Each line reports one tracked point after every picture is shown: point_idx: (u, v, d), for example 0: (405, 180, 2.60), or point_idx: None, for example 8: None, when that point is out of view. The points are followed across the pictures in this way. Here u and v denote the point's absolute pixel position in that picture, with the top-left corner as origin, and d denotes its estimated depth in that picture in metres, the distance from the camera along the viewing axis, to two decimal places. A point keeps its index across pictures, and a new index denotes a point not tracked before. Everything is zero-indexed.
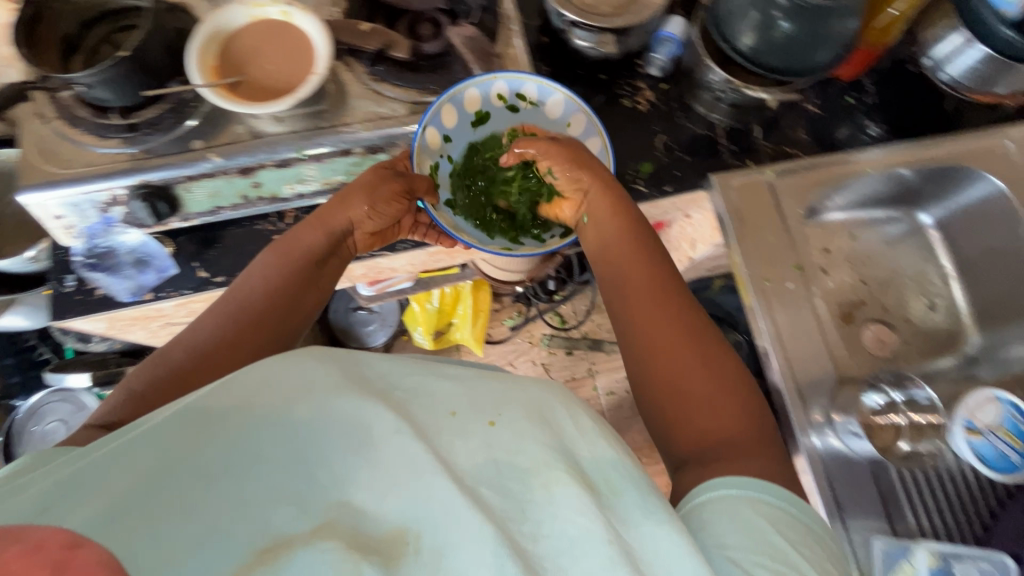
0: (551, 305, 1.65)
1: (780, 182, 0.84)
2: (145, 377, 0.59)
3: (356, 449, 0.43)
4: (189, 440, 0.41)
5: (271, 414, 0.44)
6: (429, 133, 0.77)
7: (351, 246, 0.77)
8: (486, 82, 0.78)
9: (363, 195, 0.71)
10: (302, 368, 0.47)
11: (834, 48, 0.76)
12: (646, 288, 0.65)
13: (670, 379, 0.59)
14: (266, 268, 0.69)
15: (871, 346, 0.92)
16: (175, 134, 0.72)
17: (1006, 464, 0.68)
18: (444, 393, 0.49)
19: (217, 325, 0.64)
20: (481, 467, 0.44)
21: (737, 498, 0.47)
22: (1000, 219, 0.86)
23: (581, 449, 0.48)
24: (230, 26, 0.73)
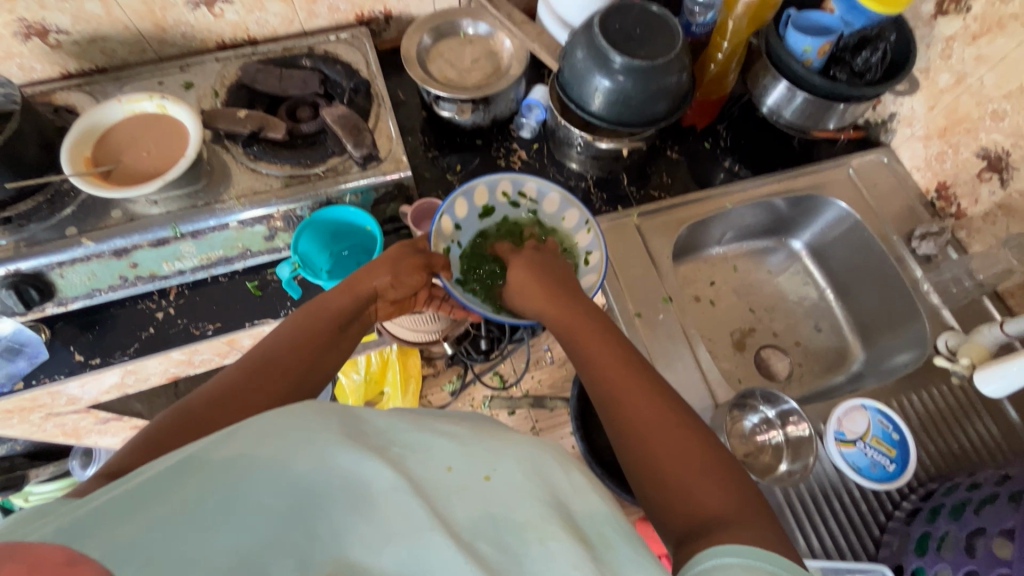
0: (486, 365, 1.62)
1: (647, 223, 0.90)
2: (161, 425, 0.51)
3: (355, 502, 0.37)
4: (193, 486, 0.35)
5: (273, 464, 0.37)
6: (444, 220, 0.81)
7: (374, 313, 0.75)
8: (494, 178, 0.85)
9: (387, 268, 0.73)
10: (306, 418, 0.41)
11: (672, 98, 0.83)
12: (611, 356, 0.60)
13: (647, 453, 0.51)
14: (291, 330, 0.66)
15: (765, 371, 0.95)
16: (51, 222, 0.75)
17: (882, 473, 0.69)
18: (442, 445, 0.43)
19: (240, 378, 0.58)
20: (476, 521, 0.38)
21: (741, 566, 0.39)
22: (857, 238, 0.92)
23: (575, 506, 0.43)
24: (109, 120, 0.78)
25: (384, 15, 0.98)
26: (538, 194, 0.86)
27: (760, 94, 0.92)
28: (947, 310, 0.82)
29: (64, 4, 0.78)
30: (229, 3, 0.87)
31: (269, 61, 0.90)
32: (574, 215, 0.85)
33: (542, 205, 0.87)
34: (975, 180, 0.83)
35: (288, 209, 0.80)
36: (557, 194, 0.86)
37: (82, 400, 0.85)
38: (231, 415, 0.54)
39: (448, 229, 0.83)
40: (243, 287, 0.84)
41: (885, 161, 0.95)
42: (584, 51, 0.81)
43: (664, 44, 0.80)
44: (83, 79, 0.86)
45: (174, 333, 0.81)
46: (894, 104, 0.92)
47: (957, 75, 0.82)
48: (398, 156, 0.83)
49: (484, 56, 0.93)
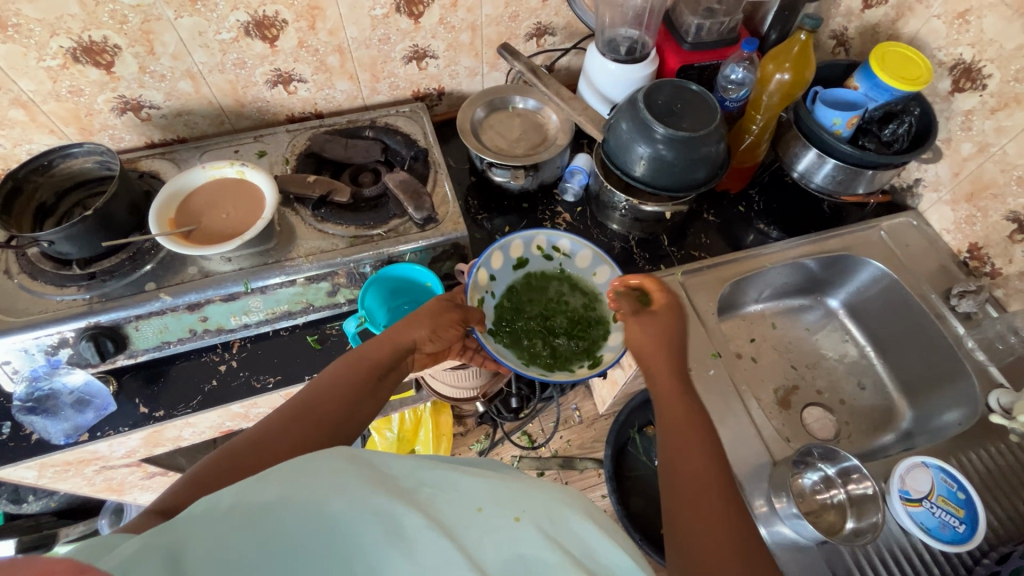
0: (517, 424, 1.60)
1: (690, 281, 0.93)
2: (207, 468, 0.55)
3: (392, 538, 0.40)
4: (237, 535, 0.38)
5: (309, 506, 0.40)
6: (481, 273, 0.84)
7: (410, 363, 0.77)
8: (529, 235, 0.89)
9: (427, 323, 0.74)
10: (331, 462, 0.44)
11: (710, 166, 0.89)
12: (683, 416, 0.64)
13: (684, 512, 0.56)
14: (335, 376, 0.68)
15: (812, 429, 0.95)
16: (131, 278, 0.79)
17: (952, 534, 0.68)
18: (471, 487, 0.47)
19: (283, 422, 0.61)
20: (508, 564, 0.42)
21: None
22: (894, 296, 0.95)
23: (600, 554, 0.47)
24: (192, 184, 0.84)
25: (437, 92, 1.07)
26: (570, 249, 0.91)
27: (791, 160, 0.98)
28: (995, 367, 0.83)
29: (160, 83, 0.87)
30: (303, 82, 0.96)
31: (334, 132, 0.98)
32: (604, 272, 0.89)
33: (574, 260, 0.92)
34: (1007, 242, 0.87)
35: (352, 266, 0.84)
36: (589, 251, 0.90)
37: (136, 453, 0.85)
38: (272, 457, 0.58)
39: (483, 279, 0.86)
40: (302, 341, 0.87)
41: (914, 224, 0.99)
42: (629, 123, 0.88)
43: (703, 117, 0.86)
44: (165, 148, 0.94)
45: (235, 386, 0.83)
46: (919, 171, 0.98)
47: (978, 144, 0.87)
48: (455, 217, 0.88)
49: (531, 127, 1.01)
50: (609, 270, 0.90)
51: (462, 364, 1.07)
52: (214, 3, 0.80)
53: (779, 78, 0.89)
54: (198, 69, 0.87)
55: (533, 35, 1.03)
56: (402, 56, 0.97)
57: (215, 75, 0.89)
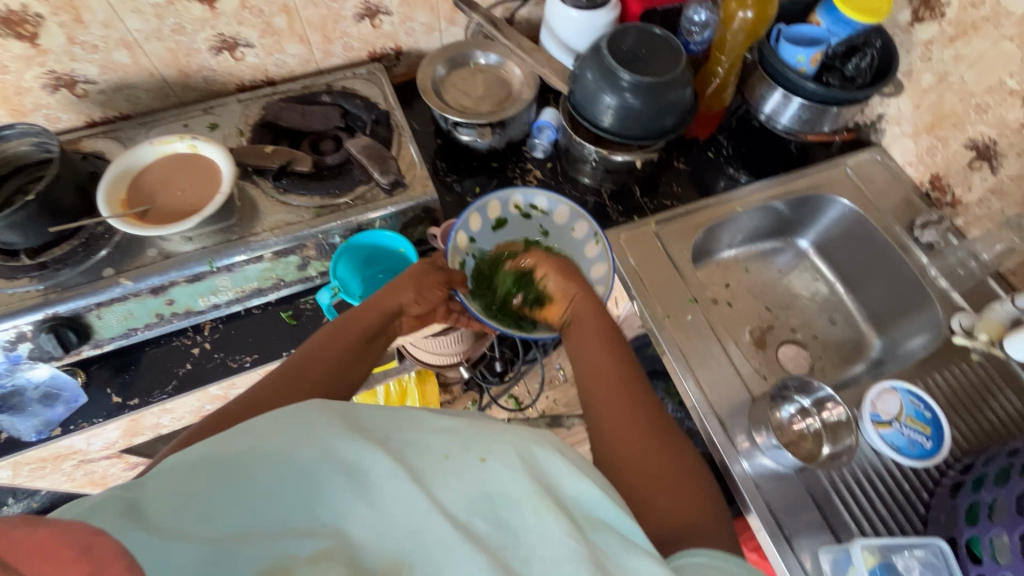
0: (502, 387, 1.57)
1: (664, 230, 0.93)
2: (196, 431, 0.54)
3: (354, 485, 0.40)
4: (200, 480, 0.39)
5: (277, 455, 0.40)
6: (459, 235, 0.84)
7: (399, 328, 0.76)
8: (505, 195, 0.89)
9: (411, 284, 0.74)
10: (306, 415, 0.44)
11: (678, 112, 0.88)
12: (606, 362, 0.65)
13: (621, 460, 0.55)
14: (325, 340, 0.67)
15: (788, 366, 0.98)
16: (87, 265, 0.75)
17: (921, 451, 0.72)
18: (438, 436, 0.46)
19: (276, 381, 0.61)
20: (474, 501, 0.41)
21: (709, 564, 0.43)
22: (860, 231, 0.97)
23: (566, 485, 0.45)
24: (141, 162, 0.80)
25: (394, 52, 1.03)
26: (547, 207, 0.90)
27: (757, 103, 0.98)
28: (956, 292, 0.86)
29: (93, 55, 0.81)
30: (251, 47, 0.91)
31: (289, 99, 0.93)
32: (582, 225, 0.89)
33: (551, 216, 0.91)
34: (966, 170, 0.89)
35: (321, 237, 0.82)
36: (564, 206, 0.90)
37: (116, 444, 0.84)
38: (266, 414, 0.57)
39: (463, 242, 0.86)
40: (277, 318, 0.85)
41: (879, 159, 1.00)
42: (594, 72, 0.86)
43: (668, 61, 0.85)
44: (108, 126, 0.88)
45: (211, 368, 0.81)
46: (882, 106, 0.98)
47: (938, 74, 0.88)
48: (424, 180, 0.86)
49: (495, 82, 0.98)
50: (586, 224, 0.88)
51: (443, 330, 1.06)
52: None
53: (744, 16, 0.86)
54: (133, 38, 0.81)
55: None
56: (354, 14, 0.93)
57: (153, 43, 0.83)
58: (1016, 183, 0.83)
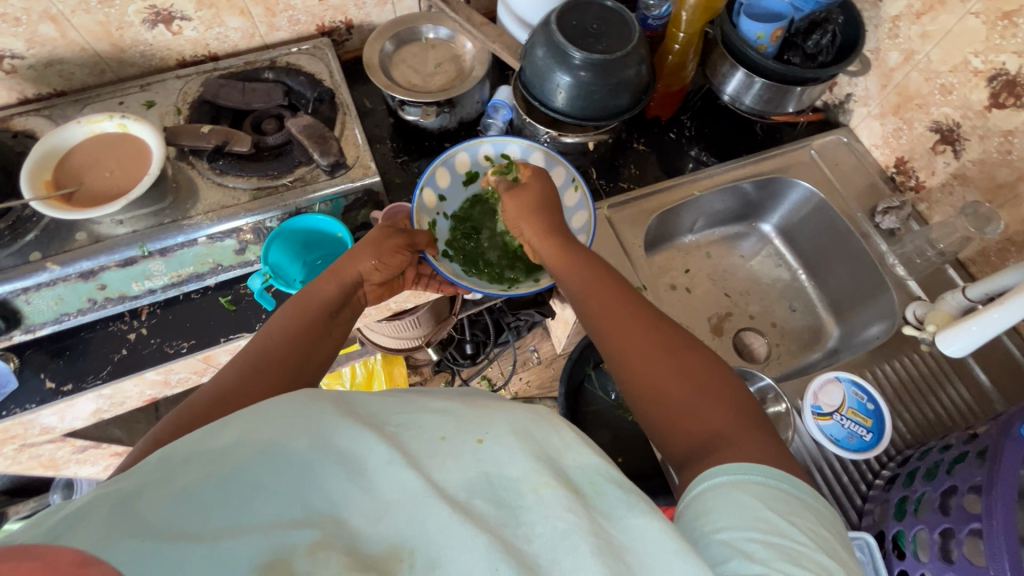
0: (474, 369, 1.61)
1: (617, 214, 0.91)
2: (166, 429, 0.51)
3: (351, 472, 0.38)
4: (194, 476, 0.37)
5: (270, 446, 0.38)
6: (426, 193, 0.82)
7: (363, 298, 0.74)
8: (473, 147, 0.86)
9: (369, 251, 0.71)
10: (298, 403, 0.42)
11: (633, 92, 0.85)
12: (612, 301, 0.61)
13: (658, 394, 0.52)
14: (284, 318, 0.66)
15: (745, 353, 0.97)
16: (13, 248, 0.74)
17: (860, 443, 0.71)
18: (433, 416, 0.44)
19: (239, 371, 0.58)
20: (472, 481, 0.39)
21: (730, 483, 0.42)
22: (823, 216, 0.94)
23: (565, 458, 0.43)
24: (68, 142, 0.77)
25: (345, 25, 0.99)
26: (520, 154, 0.87)
27: (720, 82, 0.94)
28: (913, 281, 0.84)
29: (17, 28, 0.78)
30: (188, 20, 0.87)
31: (231, 76, 0.90)
32: (558, 172, 0.86)
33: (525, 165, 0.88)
34: (930, 153, 0.85)
35: (256, 222, 0.80)
36: (538, 153, 0.86)
37: (58, 429, 0.83)
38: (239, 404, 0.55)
39: (431, 201, 0.84)
40: (216, 304, 0.82)
41: (845, 141, 0.97)
42: (544, 49, 0.82)
43: (621, 37, 0.81)
44: (42, 103, 0.85)
45: (147, 353, 0.79)
46: (850, 85, 0.94)
47: (904, 53, 0.84)
48: (367, 162, 0.83)
49: (447, 59, 0.94)
50: (563, 168, 0.86)
51: (397, 314, 1.05)
52: None
53: None
54: (58, 10, 0.77)
55: None
56: None
57: (81, 15, 0.80)
58: (977, 167, 0.80)
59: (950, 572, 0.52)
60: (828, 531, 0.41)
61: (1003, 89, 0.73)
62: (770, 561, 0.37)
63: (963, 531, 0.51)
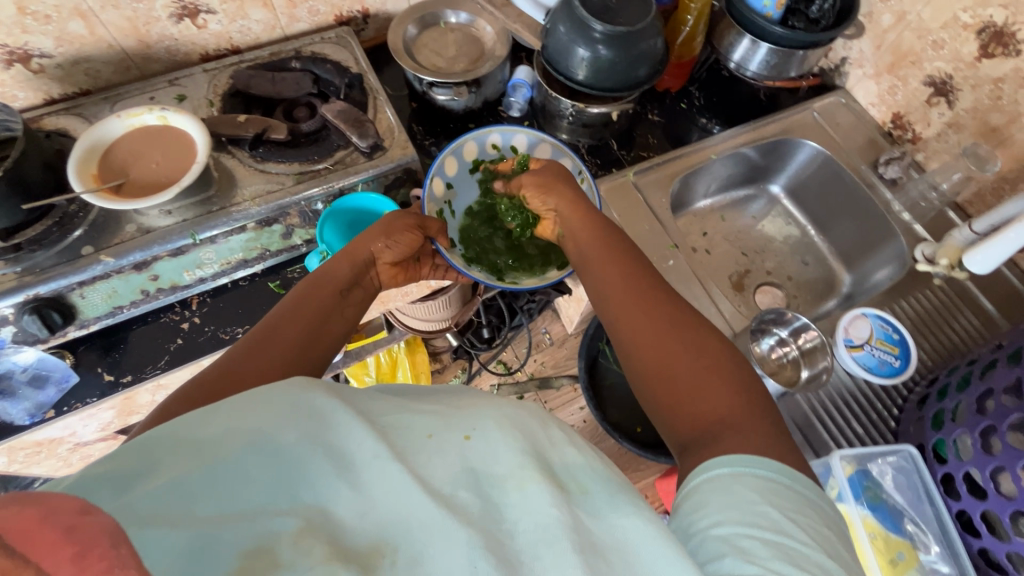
0: (491, 353, 1.63)
1: (642, 179, 0.95)
2: (172, 400, 0.49)
3: (340, 469, 0.37)
4: (178, 465, 0.34)
5: (258, 437, 0.36)
6: (436, 183, 0.84)
7: (375, 278, 0.76)
8: (482, 136, 0.89)
9: (380, 232, 0.74)
10: (289, 391, 0.40)
11: (650, 63, 0.89)
12: (625, 280, 0.65)
13: (666, 379, 0.56)
14: (298, 298, 0.66)
15: (765, 307, 1.03)
16: (63, 245, 0.74)
17: (890, 369, 0.76)
18: (419, 417, 0.43)
19: (245, 347, 0.58)
20: (456, 477, 0.39)
21: (732, 474, 0.44)
22: (828, 172, 1.01)
23: (553, 458, 0.44)
24: (109, 136, 0.77)
25: (362, 15, 1.01)
26: (526, 146, 0.91)
27: (727, 50, 1.01)
28: (918, 224, 0.91)
29: (46, 26, 0.78)
30: (213, 13, 0.88)
31: (257, 66, 0.91)
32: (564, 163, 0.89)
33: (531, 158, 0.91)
34: (925, 106, 0.93)
35: (303, 205, 0.81)
36: (545, 145, 0.90)
37: (112, 424, 0.84)
38: (246, 377, 0.54)
39: (440, 190, 0.87)
40: (265, 288, 0.86)
41: (844, 102, 1.04)
42: (567, 25, 0.86)
43: (639, 11, 0.85)
44: (69, 102, 0.85)
45: (203, 341, 0.81)
46: (845, 49, 1.01)
47: (897, 14, 0.91)
48: (403, 142, 0.86)
49: (467, 41, 0.97)
50: (570, 160, 0.89)
51: (432, 295, 1.08)
52: None
53: None
54: (88, 6, 0.78)
55: None
56: None
57: (110, 11, 0.80)
58: (971, 115, 0.87)
59: (993, 462, 0.57)
60: (827, 532, 0.42)
61: (992, 40, 0.80)
62: (766, 558, 0.38)
63: (1005, 425, 0.56)
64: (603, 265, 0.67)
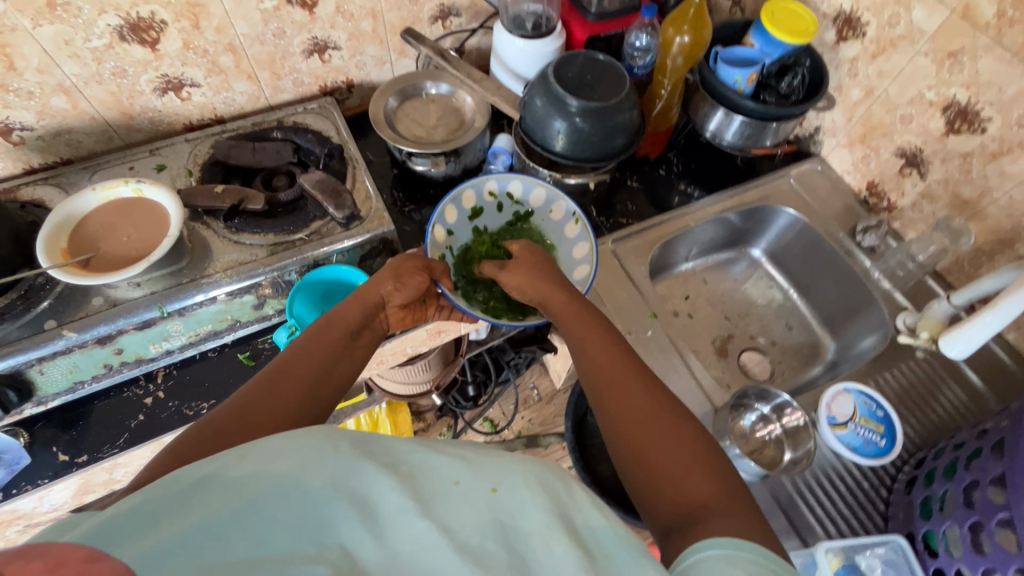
0: (477, 411, 1.59)
1: (621, 247, 0.95)
2: (184, 443, 0.48)
3: (364, 517, 0.36)
4: (210, 504, 0.34)
5: (286, 482, 0.36)
6: (437, 230, 0.83)
7: (384, 320, 0.74)
8: (479, 184, 0.88)
9: (388, 274, 0.72)
10: (318, 437, 0.40)
11: (627, 134, 0.90)
12: (609, 352, 0.63)
13: (646, 458, 0.52)
14: (303, 341, 0.64)
15: (750, 373, 1.01)
16: (27, 317, 0.72)
17: (876, 449, 0.74)
18: (448, 460, 0.42)
19: (258, 386, 0.56)
20: (483, 530, 0.37)
21: (724, 557, 0.40)
22: (808, 238, 1.01)
23: (580, 516, 0.41)
24: (82, 210, 0.77)
25: (346, 85, 1.04)
26: (522, 192, 0.90)
27: (702, 120, 1.02)
28: (898, 293, 0.91)
29: (29, 102, 0.79)
30: (197, 86, 0.90)
31: (240, 136, 0.92)
32: (560, 206, 0.88)
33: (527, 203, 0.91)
34: (898, 176, 0.94)
35: (277, 275, 0.81)
36: (540, 189, 0.89)
37: (64, 504, 0.80)
38: (260, 423, 0.52)
39: (441, 236, 0.85)
40: (234, 359, 0.84)
41: (819, 169, 1.06)
42: (544, 99, 0.87)
43: (614, 86, 0.88)
44: (48, 172, 0.86)
45: (165, 417, 0.78)
46: (818, 119, 1.04)
47: (865, 89, 0.93)
48: (380, 212, 0.86)
49: (447, 112, 0.99)
50: (564, 203, 0.89)
51: (411, 360, 1.06)
52: (78, 8, 0.73)
53: (682, 40, 0.92)
54: (71, 81, 0.79)
55: (438, 17, 1.01)
56: (302, 50, 0.93)
57: (93, 87, 0.82)
58: (942, 186, 0.88)
59: (985, 563, 0.54)
60: None
61: (958, 117, 0.82)
62: None
63: (993, 523, 0.54)
64: (583, 335, 0.66)
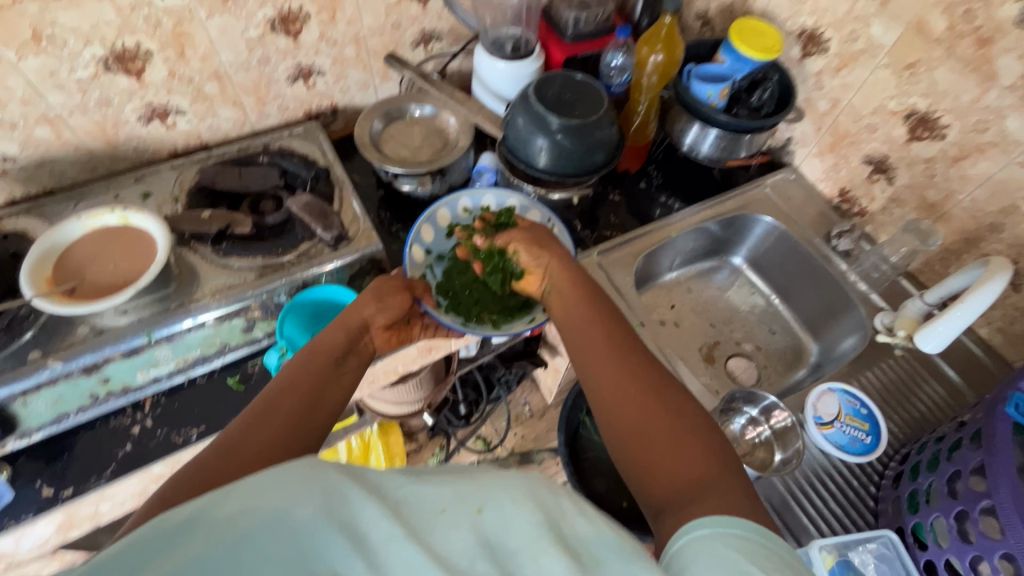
0: (469, 429, 1.58)
1: (605, 259, 0.97)
2: (173, 486, 0.47)
3: (354, 544, 0.34)
4: (191, 549, 0.32)
5: (273, 514, 0.34)
6: (414, 250, 0.87)
7: (370, 344, 0.73)
8: (452, 202, 0.93)
9: (371, 296, 0.74)
10: (299, 469, 0.37)
11: (606, 149, 0.92)
12: (600, 338, 0.65)
13: (640, 441, 0.54)
14: (292, 368, 0.65)
15: (737, 378, 1.03)
16: (9, 347, 0.71)
17: (862, 446, 0.76)
18: (436, 484, 0.39)
19: (244, 426, 0.55)
20: (474, 551, 0.35)
21: (714, 535, 0.41)
22: (785, 244, 1.04)
23: (578, 527, 0.39)
24: (67, 239, 0.77)
25: (330, 109, 1.05)
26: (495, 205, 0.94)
27: (680, 133, 1.05)
28: (875, 294, 0.94)
29: (12, 133, 0.79)
30: (182, 114, 0.90)
31: (225, 162, 0.93)
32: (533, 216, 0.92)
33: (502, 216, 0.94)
34: (867, 182, 0.98)
35: (265, 297, 0.81)
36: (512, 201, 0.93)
37: (47, 541, 0.78)
38: (244, 461, 0.51)
39: (420, 256, 0.88)
40: (222, 384, 0.82)
41: (792, 178, 1.09)
42: (525, 119, 0.90)
43: (590, 104, 0.90)
44: (31, 203, 0.85)
45: (153, 446, 0.77)
46: (788, 130, 1.08)
47: (831, 100, 0.97)
48: (368, 232, 0.87)
49: (431, 132, 1.02)
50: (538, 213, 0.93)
51: (401, 378, 1.06)
52: (63, 39, 0.73)
53: (655, 59, 0.97)
54: (56, 112, 0.80)
55: (419, 42, 1.04)
56: (286, 76, 0.95)
57: (77, 116, 0.82)
58: (910, 191, 0.92)
59: (973, 551, 0.56)
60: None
61: (919, 124, 0.86)
62: None
63: (976, 510, 0.56)
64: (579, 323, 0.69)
